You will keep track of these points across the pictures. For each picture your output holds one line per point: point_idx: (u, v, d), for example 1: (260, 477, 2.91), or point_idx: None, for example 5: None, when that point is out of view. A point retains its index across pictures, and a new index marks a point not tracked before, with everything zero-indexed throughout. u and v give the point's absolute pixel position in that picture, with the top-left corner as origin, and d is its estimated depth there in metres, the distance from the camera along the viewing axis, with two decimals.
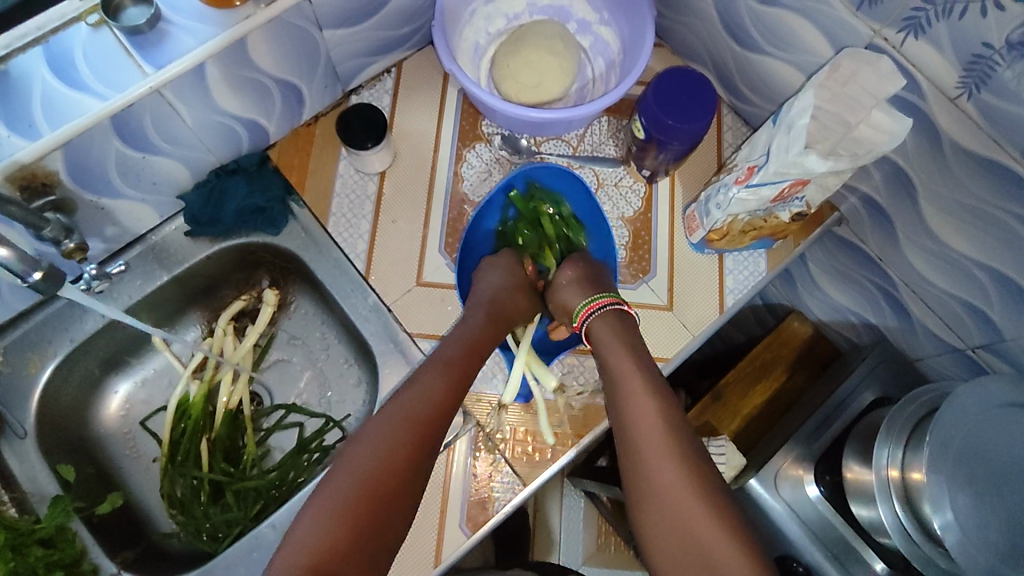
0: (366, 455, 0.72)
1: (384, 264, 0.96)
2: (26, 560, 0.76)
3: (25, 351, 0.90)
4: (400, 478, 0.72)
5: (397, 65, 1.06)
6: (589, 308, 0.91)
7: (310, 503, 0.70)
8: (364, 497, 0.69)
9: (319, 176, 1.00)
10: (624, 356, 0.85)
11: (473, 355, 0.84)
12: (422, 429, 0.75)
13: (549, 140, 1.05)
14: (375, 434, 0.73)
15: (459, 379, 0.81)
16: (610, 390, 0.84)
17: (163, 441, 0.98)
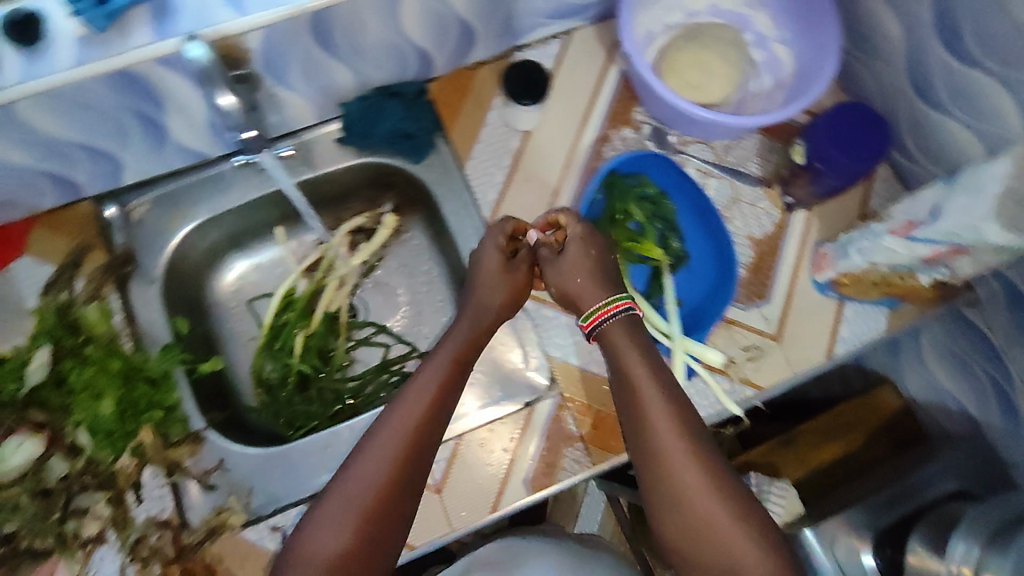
0: (369, 471, 0.71)
1: (509, 218, 0.98)
2: (131, 392, 0.85)
3: (171, 207, 0.96)
4: (403, 484, 0.72)
5: (568, 32, 1.07)
6: (601, 314, 0.82)
7: (313, 517, 0.69)
8: (365, 517, 0.69)
9: (468, 119, 1.02)
10: (619, 341, 0.81)
11: (459, 365, 0.82)
12: (419, 432, 0.74)
13: (696, 142, 1.02)
14: (377, 446, 0.73)
15: (461, 350, 0.83)
16: (620, 388, 0.79)
17: (265, 324, 1.04)
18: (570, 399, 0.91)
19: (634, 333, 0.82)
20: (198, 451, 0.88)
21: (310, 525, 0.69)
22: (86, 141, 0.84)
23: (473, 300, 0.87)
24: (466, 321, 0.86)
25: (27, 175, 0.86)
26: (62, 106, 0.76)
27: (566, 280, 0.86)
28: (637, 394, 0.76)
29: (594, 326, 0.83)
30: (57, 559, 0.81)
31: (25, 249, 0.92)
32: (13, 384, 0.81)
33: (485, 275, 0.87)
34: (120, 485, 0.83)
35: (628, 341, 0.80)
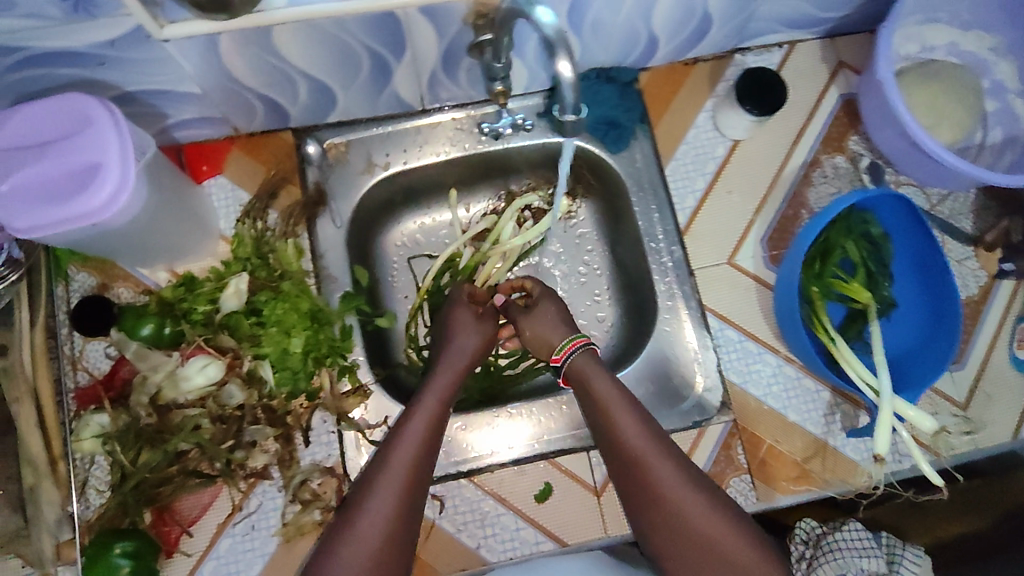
0: (385, 497, 0.68)
1: (705, 229, 0.94)
2: (319, 335, 0.83)
3: (365, 152, 0.94)
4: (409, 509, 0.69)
5: (791, 43, 1.00)
6: (574, 345, 0.82)
7: (335, 547, 0.65)
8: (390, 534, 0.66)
9: (676, 117, 0.97)
10: (594, 376, 0.78)
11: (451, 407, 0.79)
12: (425, 456, 0.72)
13: (909, 184, 0.96)
14: (392, 467, 0.70)
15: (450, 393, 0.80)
16: (596, 418, 0.76)
17: (424, 286, 0.99)
18: (743, 427, 0.88)
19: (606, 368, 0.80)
20: (366, 404, 0.86)
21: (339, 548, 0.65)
22: (313, 74, 0.81)
23: (456, 344, 0.86)
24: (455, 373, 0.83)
25: (242, 97, 0.83)
26: (311, 37, 0.73)
27: (539, 326, 0.87)
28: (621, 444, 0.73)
29: (565, 357, 0.82)
30: (221, 484, 0.81)
31: (223, 170, 0.91)
32: (209, 306, 0.81)
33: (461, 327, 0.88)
34: (290, 424, 0.84)
35: (609, 380, 0.78)
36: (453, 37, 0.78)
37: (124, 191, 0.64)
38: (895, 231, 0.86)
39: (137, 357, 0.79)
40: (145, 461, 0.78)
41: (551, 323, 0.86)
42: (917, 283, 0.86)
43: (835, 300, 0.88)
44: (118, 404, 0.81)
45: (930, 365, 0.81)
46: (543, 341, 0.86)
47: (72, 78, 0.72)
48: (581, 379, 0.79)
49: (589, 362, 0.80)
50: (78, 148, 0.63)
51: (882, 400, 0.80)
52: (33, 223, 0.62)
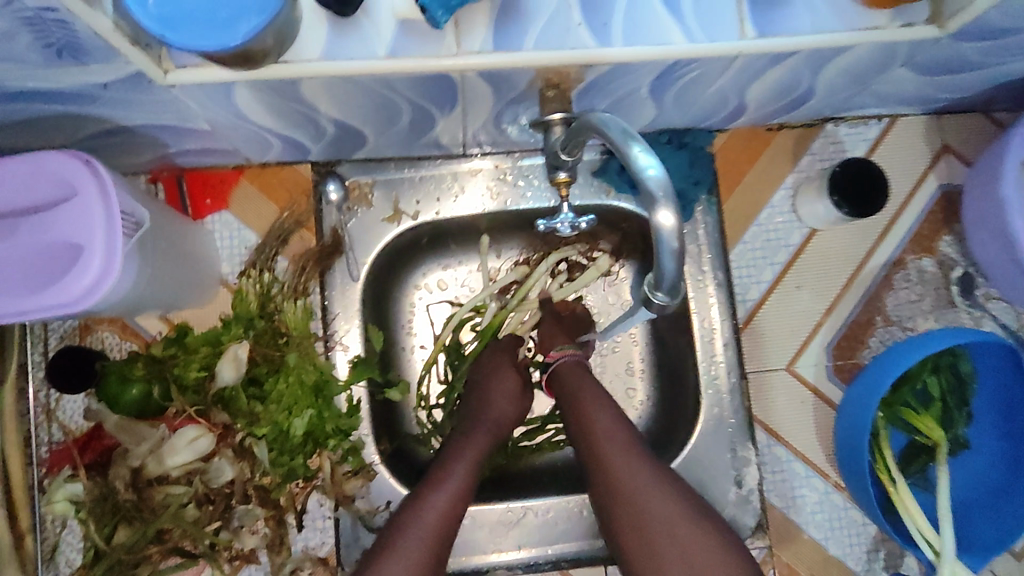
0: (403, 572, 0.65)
1: (765, 327, 0.83)
2: (324, 415, 0.74)
3: (393, 195, 0.82)
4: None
5: (891, 117, 0.86)
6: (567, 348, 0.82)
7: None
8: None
9: (748, 193, 0.85)
10: (604, 425, 0.74)
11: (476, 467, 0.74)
12: (446, 522, 0.69)
13: (1001, 299, 0.84)
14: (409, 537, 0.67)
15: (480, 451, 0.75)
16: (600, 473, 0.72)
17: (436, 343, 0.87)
18: (776, 553, 0.80)
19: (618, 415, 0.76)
20: (368, 486, 0.78)
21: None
22: (342, 119, 0.68)
23: (488, 408, 0.79)
24: (485, 436, 0.77)
25: (259, 134, 0.71)
26: (348, 90, 0.61)
27: (575, 384, 0.79)
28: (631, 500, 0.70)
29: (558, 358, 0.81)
30: (204, 564, 0.74)
31: (228, 206, 0.80)
32: (202, 374, 0.72)
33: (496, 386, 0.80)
34: (283, 506, 0.75)
35: (620, 433, 0.74)
36: (511, 100, 0.67)
37: (110, 277, 0.53)
38: (985, 370, 0.75)
39: (120, 428, 0.71)
40: (123, 542, 0.70)
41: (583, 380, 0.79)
42: (999, 429, 0.76)
43: (900, 430, 0.79)
44: (95, 470, 0.73)
45: (1000, 529, 0.72)
46: (570, 390, 0.79)
47: (60, 113, 0.59)
48: (585, 427, 0.75)
49: (609, 417, 0.75)
50: (58, 220, 0.53)
51: (941, 563, 0.71)
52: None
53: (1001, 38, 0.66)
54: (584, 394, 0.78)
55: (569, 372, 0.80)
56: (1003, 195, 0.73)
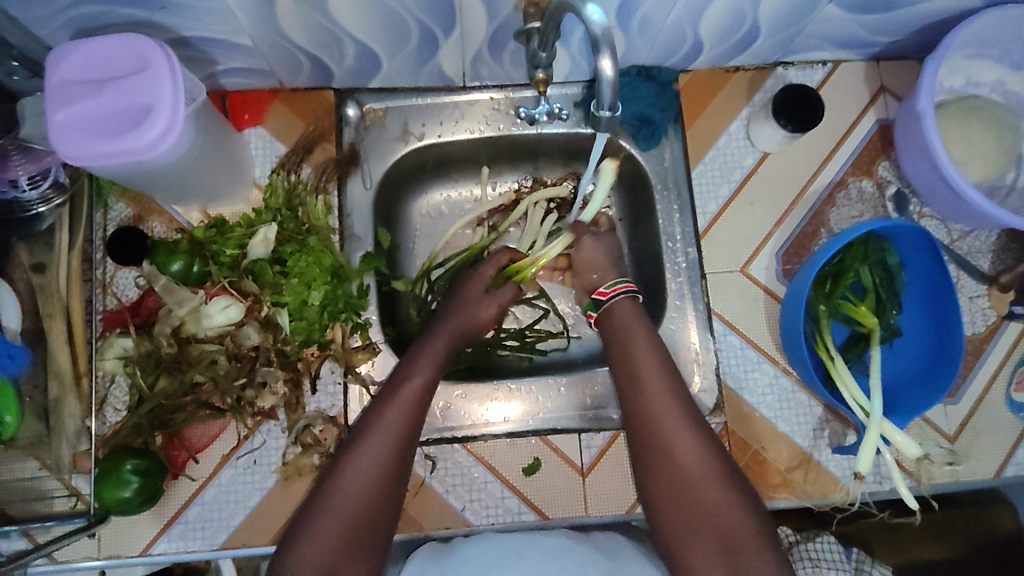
0: (395, 421, 0.74)
1: (722, 235, 0.95)
2: (338, 291, 0.87)
3: (402, 118, 0.96)
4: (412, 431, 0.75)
5: (835, 62, 1.00)
6: (624, 286, 0.87)
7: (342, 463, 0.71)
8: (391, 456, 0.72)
9: (710, 122, 0.98)
10: (649, 357, 0.80)
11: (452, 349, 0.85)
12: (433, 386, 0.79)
13: (932, 216, 0.96)
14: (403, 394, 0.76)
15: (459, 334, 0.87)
16: (637, 397, 0.78)
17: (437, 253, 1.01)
18: (732, 430, 0.90)
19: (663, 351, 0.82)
20: (373, 361, 0.90)
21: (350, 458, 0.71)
22: (362, 39, 0.83)
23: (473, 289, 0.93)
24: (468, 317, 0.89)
25: (293, 53, 0.85)
26: (366, 3, 0.75)
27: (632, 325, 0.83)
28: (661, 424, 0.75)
29: (613, 293, 0.86)
30: (230, 418, 0.86)
31: (263, 121, 0.94)
32: (237, 251, 0.85)
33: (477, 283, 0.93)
34: (300, 370, 0.87)
35: (662, 367, 0.79)
36: (501, 21, 0.80)
37: (174, 130, 0.68)
38: (910, 262, 0.87)
39: (164, 290, 0.84)
40: (163, 388, 0.83)
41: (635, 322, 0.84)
42: (926, 315, 0.87)
43: (841, 321, 0.90)
44: (142, 330, 0.85)
45: (923, 395, 0.83)
46: (621, 327, 0.84)
47: (135, 17, 0.74)
48: (628, 358, 0.81)
49: (654, 354, 0.80)
50: (131, 87, 0.68)
51: (871, 421, 0.82)
52: (84, 152, 0.66)
53: None
54: (631, 331, 0.83)
55: (624, 316, 0.85)
56: (919, 108, 0.86)
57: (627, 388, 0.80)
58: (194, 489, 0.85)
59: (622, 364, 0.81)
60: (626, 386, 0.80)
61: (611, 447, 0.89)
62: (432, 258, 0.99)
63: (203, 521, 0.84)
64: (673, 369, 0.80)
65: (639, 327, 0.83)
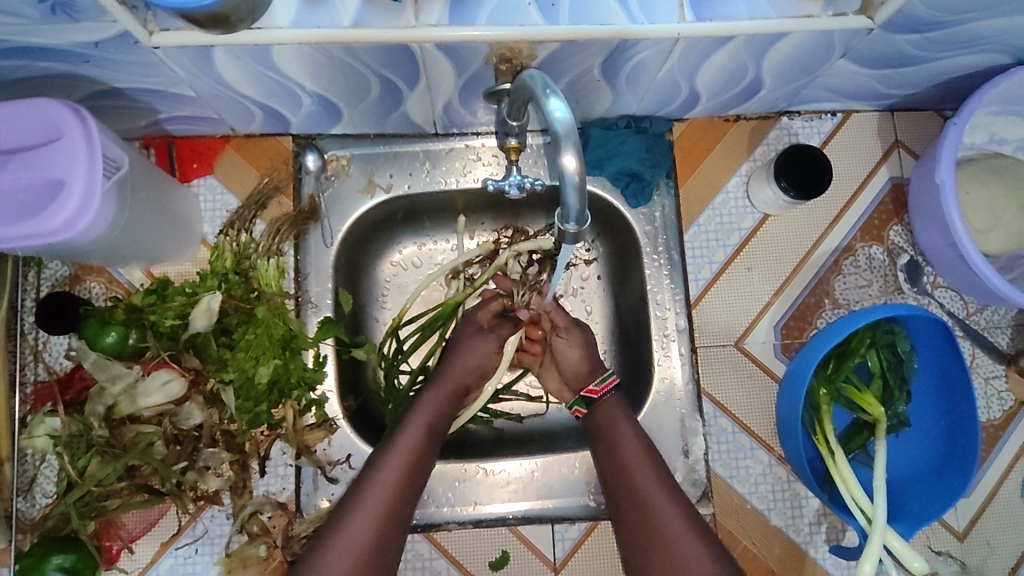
0: (361, 522, 0.68)
1: (716, 306, 0.87)
2: (289, 367, 0.79)
3: (367, 167, 0.88)
4: (387, 533, 0.69)
5: (846, 113, 0.90)
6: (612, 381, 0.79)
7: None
8: (360, 566, 0.66)
9: (706, 178, 0.89)
10: (645, 474, 0.73)
11: (433, 434, 0.76)
12: (406, 482, 0.71)
13: (948, 287, 0.87)
14: (370, 498, 0.69)
15: (438, 415, 0.77)
16: (637, 523, 0.71)
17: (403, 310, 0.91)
18: (720, 522, 0.82)
19: (655, 457, 0.75)
20: (330, 439, 0.83)
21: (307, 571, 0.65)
22: (320, 91, 0.74)
23: (455, 367, 0.82)
24: (444, 394, 0.80)
25: (241, 103, 0.77)
26: (318, 59, 0.66)
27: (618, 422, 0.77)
28: (670, 552, 0.69)
29: (602, 392, 0.79)
30: (169, 503, 0.79)
31: (213, 170, 0.86)
32: (178, 322, 0.77)
33: (466, 349, 0.84)
34: (247, 451, 0.80)
35: (657, 481, 0.73)
36: (472, 75, 0.72)
37: (88, 211, 0.59)
38: (921, 347, 0.79)
39: (95, 367, 0.76)
40: (93, 474, 0.75)
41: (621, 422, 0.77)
42: (937, 407, 0.79)
43: (843, 406, 0.82)
44: (72, 408, 0.78)
45: (931, 500, 0.75)
46: (610, 442, 0.76)
47: (58, 71, 0.65)
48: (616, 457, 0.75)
49: (649, 471, 0.73)
50: (41, 161, 0.59)
51: (873, 528, 0.74)
52: None
53: (932, 31, 0.69)
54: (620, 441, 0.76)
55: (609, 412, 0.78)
56: (938, 180, 0.77)
57: (623, 506, 0.73)
58: None
59: (620, 480, 0.74)
60: (624, 507, 0.73)
61: (586, 540, 0.82)
62: (400, 316, 0.91)
63: None
64: (674, 485, 0.73)
65: (629, 439, 0.75)
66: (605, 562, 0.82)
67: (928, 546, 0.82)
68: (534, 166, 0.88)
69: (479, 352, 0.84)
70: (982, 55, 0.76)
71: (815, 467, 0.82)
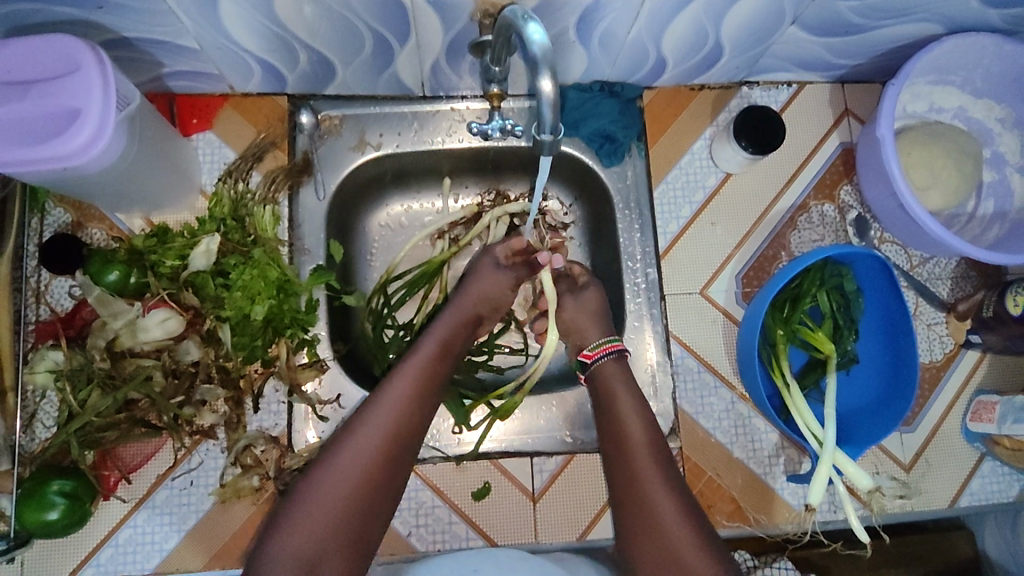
0: (383, 419, 0.73)
1: (683, 257, 0.94)
2: (283, 306, 0.83)
3: (358, 126, 0.93)
4: (406, 432, 0.73)
5: (800, 83, 0.99)
6: (607, 346, 0.84)
7: (325, 461, 0.69)
8: (379, 457, 0.71)
9: (674, 141, 0.96)
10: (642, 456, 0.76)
11: (447, 354, 0.82)
12: (410, 412, 0.74)
13: (893, 242, 0.95)
14: (391, 399, 0.74)
15: (452, 337, 0.83)
16: (635, 504, 0.73)
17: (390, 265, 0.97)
18: (687, 455, 0.88)
19: (655, 440, 0.78)
20: (321, 379, 0.87)
21: (331, 459, 0.69)
22: (317, 47, 0.80)
23: (471, 292, 0.88)
24: (446, 335, 0.83)
25: (241, 59, 0.82)
26: (317, 11, 0.72)
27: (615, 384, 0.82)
28: (661, 534, 0.70)
29: (596, 355, 0.84)
30: (166, 437, 0.83)
31: (211, 126, 0.91)
32: (177, 262, 0.82)
33: (479, 275, 0.89)
34: (242, 388, 0.84)
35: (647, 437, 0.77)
36: (458, 32, 0.78)
37: (100, 140, 0.65)
38: (867, 288, 0.87)
39: (98, 302, 0.79)
40: (94, 404, 0.78)
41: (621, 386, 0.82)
42: (881, 344, 0.87)
43: (798, 346, 0.89)
44: (74, 343, 0.82)
45: (876, 425, 0.82)
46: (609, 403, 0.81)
47: (71, 17, 0.70)
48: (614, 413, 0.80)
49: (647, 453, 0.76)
50: (60, 93, 0.64)
51: (824, 451, 0.81)
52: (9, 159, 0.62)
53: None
54: (623, 416, 0.79)
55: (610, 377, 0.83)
56: (879, 135, 0.85)
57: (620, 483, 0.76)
58: (126, 511, 0.81)
59: (619, 453, 0.77)
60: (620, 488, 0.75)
61: (562, 473, 0.87)
62: (389, 272, 0.96)
63: (135, 544, 0.81)
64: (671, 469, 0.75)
65: (628, 405, 0.80)
66: (581, 493, 0.87)
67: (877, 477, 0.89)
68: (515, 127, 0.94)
69: (496, 278, 0.89)
70: (917, 25, 0.84)
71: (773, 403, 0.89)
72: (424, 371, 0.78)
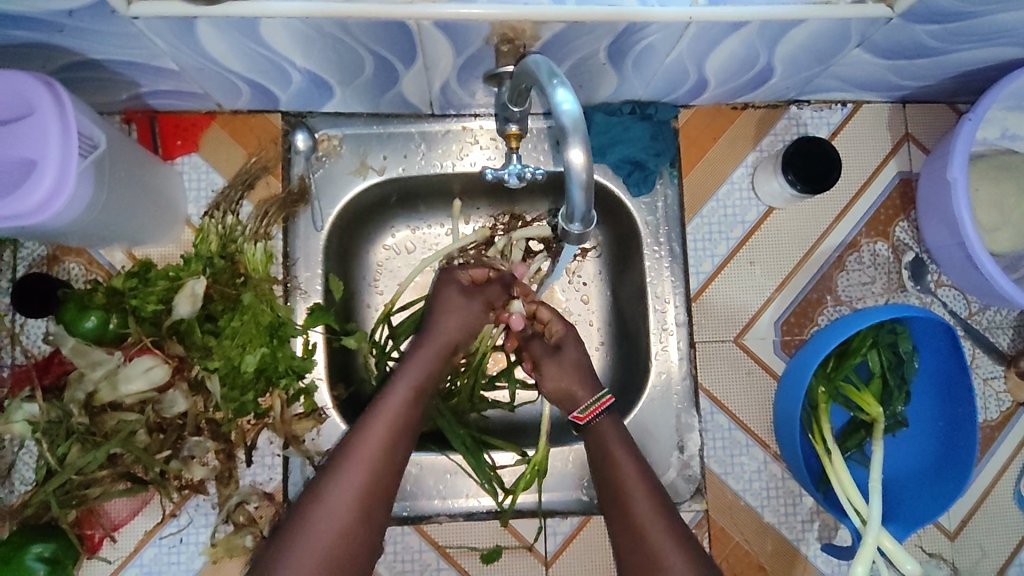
0: (351, 479, 0.66)
1: (716, 299, 0.85)
2: (276, 355, 0.76)
3: (360, 148, 0.84)
4: (376, 491, 0.67)
5: (856, 103, 0.88)
6: (599, 404, 0.77)
7: (294, 530, 0.64)
8: (349, 526, 0.65)
9: (710, 168, 0.86)
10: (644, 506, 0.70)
11: (421, 396, 0.75)
12: (386, 467, 0.69)
13: (952, 286, 0.86)
14: (360, 456, 0.68)
15: (425, 377, 0.76)
16: (644, 565, 0.67)
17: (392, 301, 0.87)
18: (713, 518, 0.81)
19: (653, 486, 0.72)
20: (319, 429, 0.80)
21: (297, 530, 0.63)
22: (311, 68, 0.71)
23: (442, 325, 0.80)
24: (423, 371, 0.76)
25: (227, 79, 0.73)
26: (310, 34, 0.62)
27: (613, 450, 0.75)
28: None
29: (588, 418, 0.76)
30: (153, 491, 0.77)
31: (197, 148, 0.82)
32: (160, 307, 0.74)
33: (452, 310, 0.81)
34: (233, 441, 0.78)
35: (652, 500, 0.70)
36: (472, 55, 0.68)
37: (67, 181, 0.57)
38: (924, 347, 0.78)
39: (74, 353, 0.73)
40: (74, 462, 0.72)
41: (616, 443, 0.74)
42: (935, 409, 0.79)
43: (841, 405, 0.81)
44: (51, 394, 0.76)
45: (926, 502, 0.75)
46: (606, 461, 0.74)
47: (29, 40, 0.60)
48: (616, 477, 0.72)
49: (649, 502, 0.70)
50: (15, 136, 0.56)
51: (867, 528, 0.73)
52: None
53: (955, 22, 0.66)
54: (620, 469, 0.73)
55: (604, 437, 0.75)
56: (951, 176, 0.75)
57: (621, 536, 0.70)
58: (112, 570, 0.77)
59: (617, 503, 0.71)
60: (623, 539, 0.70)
61: (578, 536, 0.82)
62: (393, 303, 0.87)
63: None
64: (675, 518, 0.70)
65: (627, 463, 0.73)
66: (597, 557, 0.81)
67: (918, 545, 0.82)
68: (533, 151, 0.84)
69: (467, 312, 0.81)
70: (1001, 48, 0.73)
71: (811, 467, 0.81)
72: (396, 420, 0.71)
